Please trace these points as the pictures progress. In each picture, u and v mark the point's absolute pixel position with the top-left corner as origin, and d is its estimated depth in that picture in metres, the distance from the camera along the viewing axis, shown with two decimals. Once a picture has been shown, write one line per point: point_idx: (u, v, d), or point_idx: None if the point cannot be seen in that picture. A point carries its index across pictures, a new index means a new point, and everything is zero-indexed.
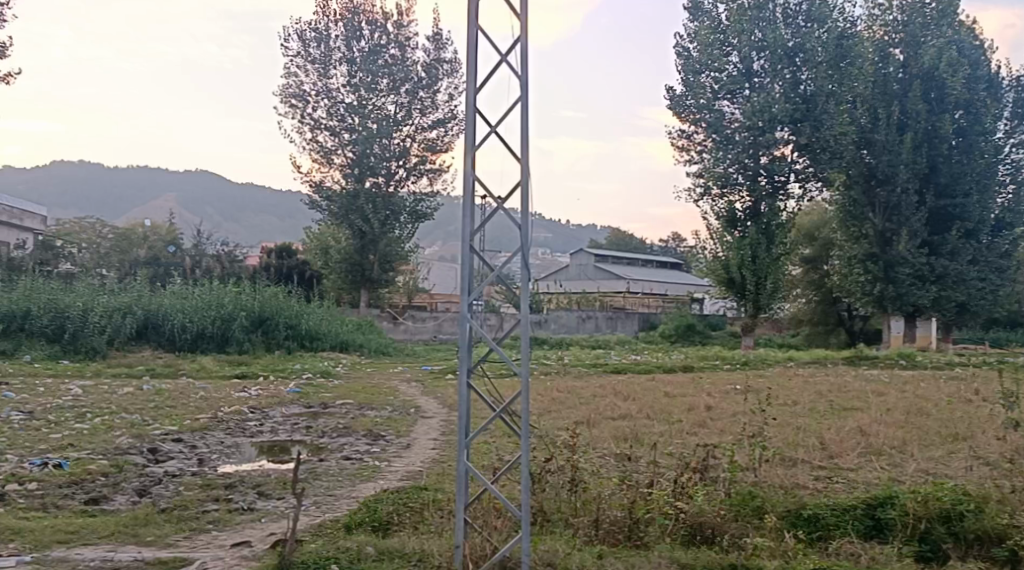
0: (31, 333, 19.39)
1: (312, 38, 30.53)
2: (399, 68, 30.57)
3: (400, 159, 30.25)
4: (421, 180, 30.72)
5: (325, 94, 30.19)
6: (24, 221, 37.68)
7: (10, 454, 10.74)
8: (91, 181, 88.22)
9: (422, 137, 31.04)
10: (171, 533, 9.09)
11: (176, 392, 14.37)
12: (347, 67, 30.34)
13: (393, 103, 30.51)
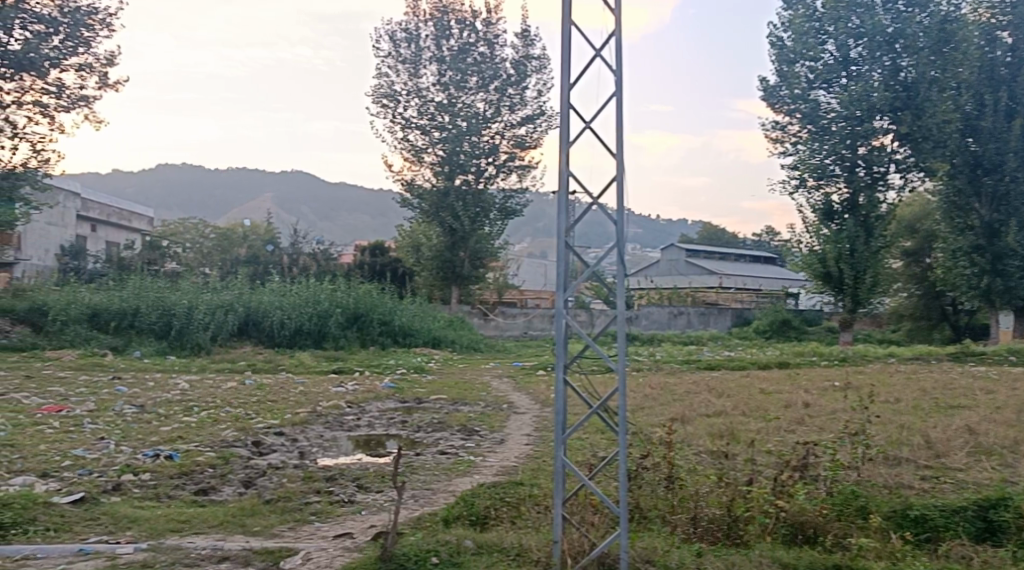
0: (141, 329, 20.35)
1: (403, 38, 30.93)
2: (488, 65, 30.76)
3: (489, 156, 30.38)
4: (510, 176, 30.91)
5: (415, 94, 30.56)
6: (132, 222, 39.30)
7: (124, 445, 11.22)
8: (190, 182, 91.39)
9: (512, 133, 31.04)
10: (276, 524, 9.36)
11: (276, 387, 14.78)
12: (437, 66, 30.65)
13: (481, 101, 30.65)
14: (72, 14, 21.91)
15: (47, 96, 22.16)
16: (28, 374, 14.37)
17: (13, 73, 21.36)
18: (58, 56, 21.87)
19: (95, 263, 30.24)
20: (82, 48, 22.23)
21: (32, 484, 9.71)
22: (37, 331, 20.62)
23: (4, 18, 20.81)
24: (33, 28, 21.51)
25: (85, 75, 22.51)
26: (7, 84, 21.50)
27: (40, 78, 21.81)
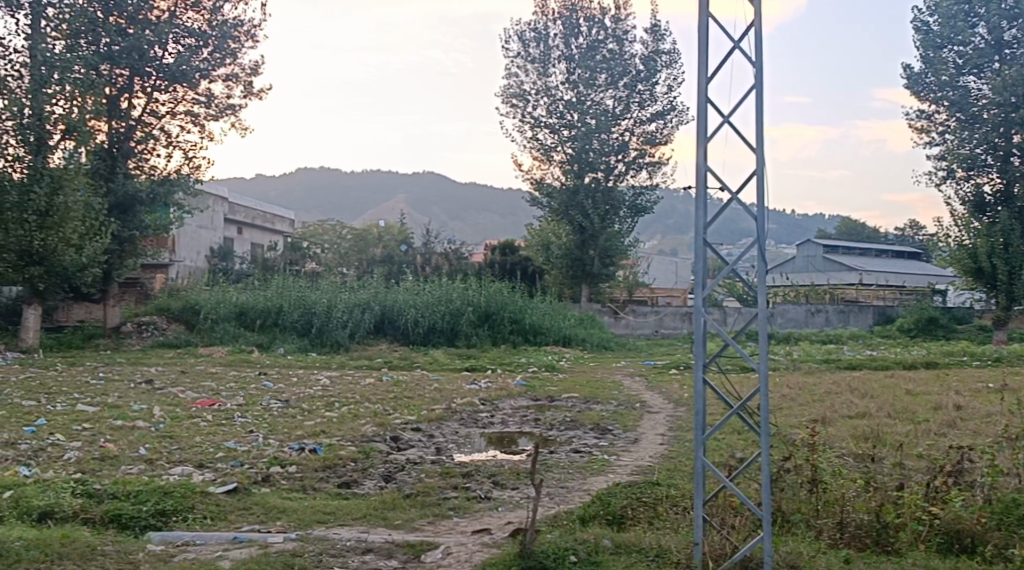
0: (284, 327, 21.33)
1: (531, 38, 31.20)
2: (617, 62, 30.49)
3: (620, 154, 30.20)
4: (640, 173, 30.57)
5: (544, 92, 30.75)
6: (274, 225, 41.09)
7: (272, 438, 11.70)
8: (326, 185, 94.82)
9: (643, 130, 30.62)
10: (417, 518, 9.56)
11: (413, 384, 15.12)
12: (566, 64, 30.74)
13: (611, 97, 30.51)
14: (220, 27, 23.13)
15: (198, 106, 23.38)
16: (185, 370, 15.20)
17: (168, 85, 22.55)
18: (207, 67, 23.04)
19: (240, 263, 31.83)
20: (229, 59, 23.41)
21: (190, 474, 10.22)
22: (189, 328, 21.87)
23: (159, 34, 21.96)
24: (184, 41, 22.67)
25: (232, 85, 23.62)
26: (162, 95, 22.75)
27: (191, 89, 22.99)
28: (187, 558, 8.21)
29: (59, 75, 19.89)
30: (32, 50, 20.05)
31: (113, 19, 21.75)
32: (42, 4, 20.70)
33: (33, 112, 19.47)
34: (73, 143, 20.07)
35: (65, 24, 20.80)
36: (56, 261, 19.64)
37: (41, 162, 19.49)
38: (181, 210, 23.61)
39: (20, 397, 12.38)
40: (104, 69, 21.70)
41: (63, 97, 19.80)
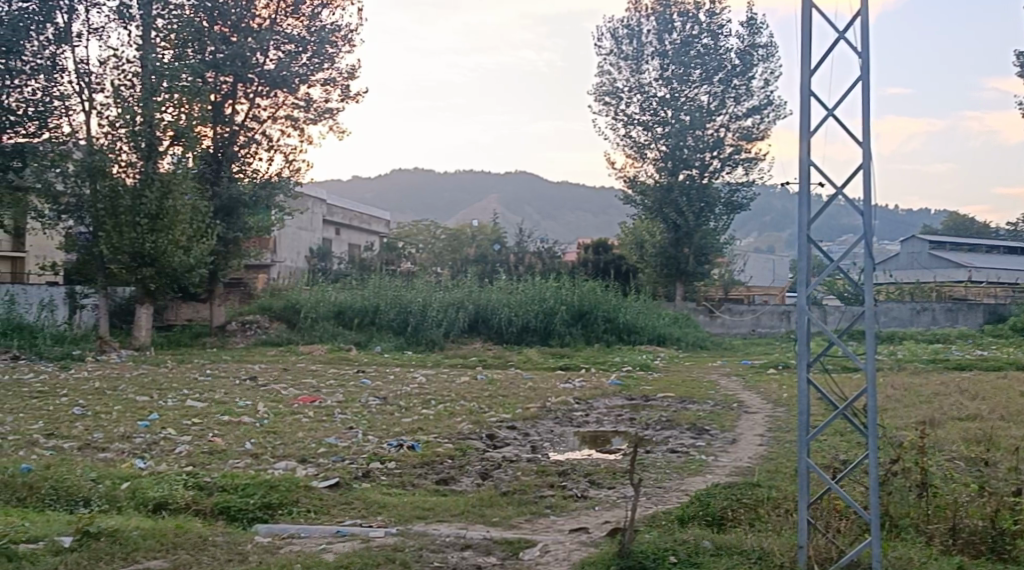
0: (381, 326, 21.87)
1: (624, 35, 30.99)
2: (712, 57, 30.10)
3: (715, 150, 29.77)
4: (736, 170, 30.06)
5: (637, 90, 30.55)
6: (370, 226, 41.93)
7: (371, 435, 11.92)
8: (416, 187, 96.25)
9: (738, 125, 30.10)
10: (514, 515, 9.60)
11: (507, 382, 15.21)
12: (659, 61, 30.38)
13: (706, 93, 30.06)
14: (318, 33, 23.54)
15: (298, 110, 23.95)
16: (287, 367, 15.62)
17: (269, 90, 23.25)
18: (306, 72, 23.54)
19: (338, 264, 32.62)
20: (327, 64, 23.86)
21: (293, 468, 10.50)
22: (290, 327, 22.54)
23: (260, 41, 22.68)
24: (284, 48, 23.30)
25: (330, 89, 24.15)
26: (264, 101, 23.45)
27: (291, 94, 23.65)
28: (293, 550, 8.42)
29: (167, 83, 20.61)
30: (143, 60, 20.91)
31: (217, 28, 22.67)
32: (152, 15, 21.38)
33: (145, 119, 20.37)
34: (180, 149, 20.90)
35: (173, 33, 21.48)
36: (166, 263, 20.37)
37: (152, 168, 20.48)
38: (281, 212, 24.27)
39: (134, 393, 12.93)
40: (209, 77, 22.49)
41: (172, 105, 20.67)
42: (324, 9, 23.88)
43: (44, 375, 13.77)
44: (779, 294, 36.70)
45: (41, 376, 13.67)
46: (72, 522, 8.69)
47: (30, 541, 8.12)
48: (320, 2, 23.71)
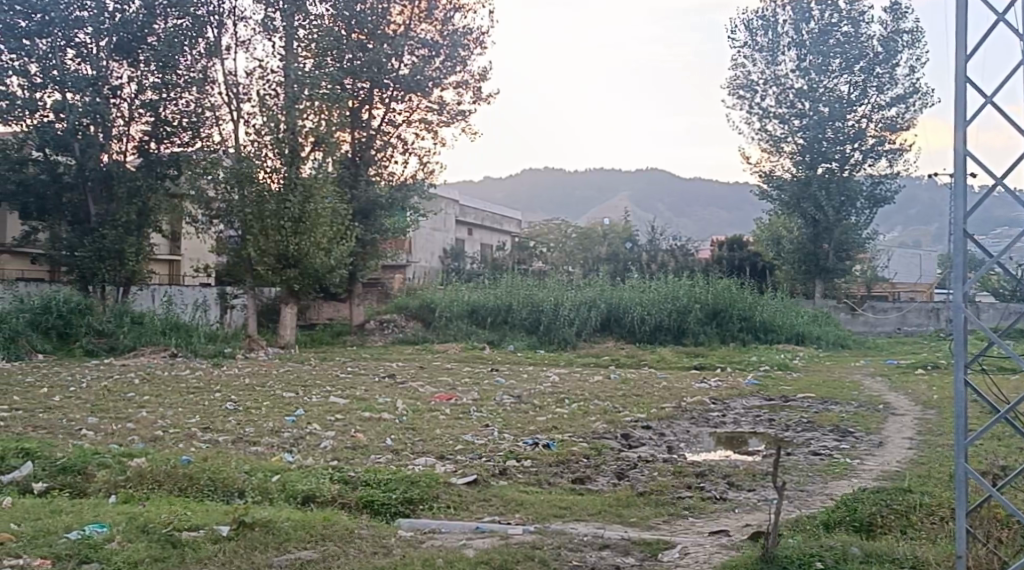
0: (514, 325, 22.13)
1: (759, 26, 30.32)
2: (853, 45, 28.76)
3: (856, 142, 28.68)
4: (879, 161, 28.98)
5: (773, 82, 29.88)
6: (502, 226, 42.55)
7: (507, 433, 12.03)
8: (542, 185, 96.88)
9: (881, 115, 28.87)
10: (652, 516, 9.51)
11: (641, 381, 15.09)
12: (796, 51, 29.55)
13: (845, 84, 28.88)
14: (451, 36, 24.11)
15: (431, 113, 24.42)
16: (423, 365, 15.99)
17: (403, 95, 23.78)
18: (439, 76, 24.00)
19: (471, 263, 33.16)
20: (458, 67, 24.25)
21: (433, 464, 10.72)
22: (426, 326, 23.12)
23: (396, 47, 23.23)
24: (418, 52, 23.80)
25: (462, 92, 24.57)
26: (399, 104, 24.01)
27: (424, 97, 24.07)
28: (434, 545, 8.59)
29: (308, 91, 21.50)
30: (286, 69, 22.01)
31: (355, 36, 23.25)
32: (294, 26, 22.50)
33: (288, 127, 21.28)
34: (321, 154, 21.71)
35: (314, 43, 22.62)
36: (308, 264, 21.19)
37: (295, 173, 21.25)
38: (417, 213, 24.92)
39: (281, 389, 13.48)
40: (348, 83, 23.27)
41: (314, 111, 21.52)
42: (456, 13, 24.34)
43: (199, 371, 14.55)
44: (926, 292, 34.96)
45: (196, 373, 14.45)
46: (228, 512, 9.11)
47: (191, 528, 8.52)
48: (452, 6, 24.20)
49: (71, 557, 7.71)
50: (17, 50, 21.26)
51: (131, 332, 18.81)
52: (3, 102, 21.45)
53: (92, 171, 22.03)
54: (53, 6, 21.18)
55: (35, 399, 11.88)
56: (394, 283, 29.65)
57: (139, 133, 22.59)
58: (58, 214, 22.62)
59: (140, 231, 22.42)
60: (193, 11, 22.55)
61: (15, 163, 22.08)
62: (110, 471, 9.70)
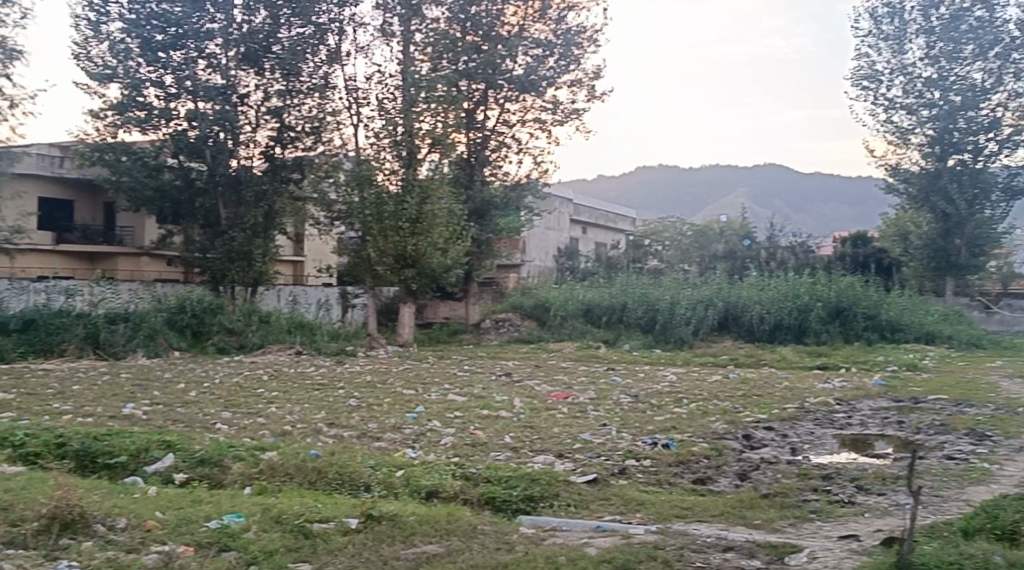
0: (629, 324, 22.27)
1: (885, 14, 28.78)
2: (988, 30, 27.43)
3: (992, 132, 27.36)
4: (1016, 151, 27.54)
5: (900, 71, 28.51)
6: (617, 224, 42.41)
7: (626, 433, 11.95)
8: (649, 183, 96.01)
9: (1019, 103, 27.50)
10: (777, 519, 9.29)
11: (761, 381, 14.81)
12: (925, 39, 28.08)
13: (979, 71, 27.59)
14: (565, 35, 24.11)
15: (545, 112, 24.44)
16: (539, 363, 16.11)
17: (517, 95, 23.96)
18: (553, 75, 24.04)
19: (586, 262, 33.21)
20: (573, 65, 24.24)
21: (552, 462, 10.75)
22: (541, 326, 23.56)
23: (510, 47, 23.38)
24: (532, 52, 23.91)
25: (576, 90, 24.53)
26: (512, 105, 24.20)
27: (538, 97, 24.19)
28: (556, 542, 8.59)
29: (425, 94, 21.97)
30: (403, 74, 22.49)
31: (470, 38, 23.57)
32: (410, 31, 23.02)
33: (406, 129, 21.72)
34: (437, 155, 22.02)
35: (429, 47, 22.98)
36: (425, 264, 21.52)
37: (412, 175, 21.70)
38: (531, 213, 25.14)
39: (402, 386, 13.79)
40: (463, 85, 23.62)
41: (430, 114, 21.87)
42: (569, 11, 24.25)
43: (324, 368, 15.03)
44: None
45: (321, 369, 14.93)
46: (356, 505, 9.35)
47: (322, 520, 8.77)
48: (565, 5, 24.16)
49: (211, 545, 8.03)
50: (154, 62, 22.49)
51: (259, 330, 19.60)
52: (141, 112, 22.60)
53: (222, 177, 23.10)
54: (187, 19, 22.37)
55: (175, 394, 12.48)
56: (510, 281, 30.26)
57: (264, 138, 23.33)
58: (191, 218, 23.66)
59: (266, 234, 23.25)
60: (315, 20, 23.49)
61: (152, 171, 23.12)
62: (244, 463, 10.07)
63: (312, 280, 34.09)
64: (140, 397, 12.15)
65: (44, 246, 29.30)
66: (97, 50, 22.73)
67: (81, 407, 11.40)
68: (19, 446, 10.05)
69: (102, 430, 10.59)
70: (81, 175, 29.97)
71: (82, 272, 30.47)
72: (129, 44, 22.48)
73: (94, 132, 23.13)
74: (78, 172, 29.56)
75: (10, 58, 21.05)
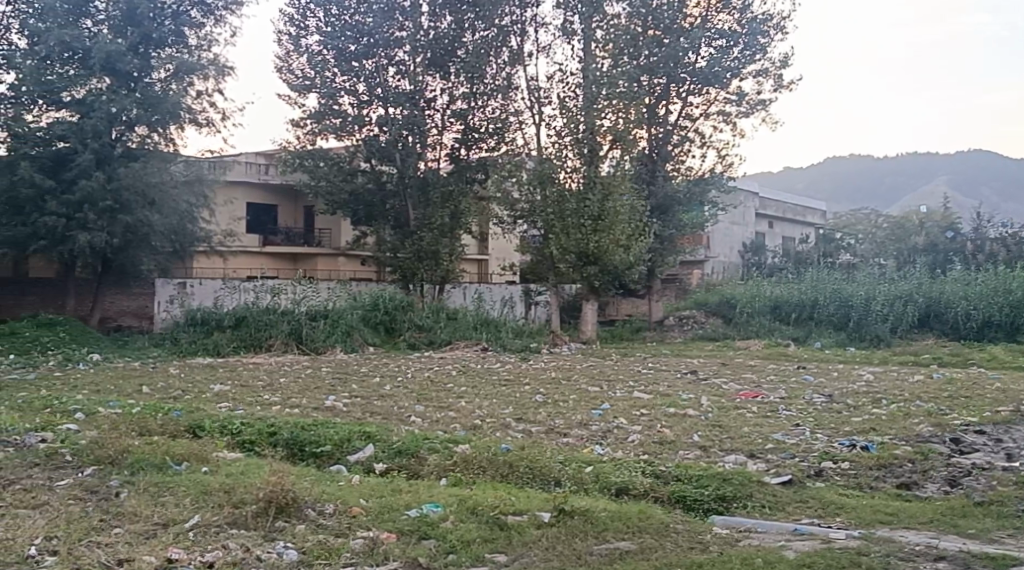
0: (820, 321, 21.59)
1: None
2: None
3: None
4: None
5: None
6: (807, 217, 40.91)
7: (820, 433, 11.51)
8: (831, 176, 91.94)
9: None
10: (994, 529, 8.60)
11: (970, 382, 13.88)
12: None
13: None
14: (749, 24, 23.53)
15: (729, 105, 23.99)
16: (725, 361, 15.73)
17: (701, 88, 23.65)
18: (738, 65, 23.43)
19: (772, 258, 32.40)
20: (758, 55, 23.64)
21: (744, 462, 10.47)
22: (726, 323, 23.16)
23: (692, 40, 22.98)
24: (715, 44, 23.41)
25: (762, 81, 23.89)
26: (696, 99, 23.91)
27: (722, 89, 23.77)
28: (752, 544, 8.28)
29: (606, 91, 21.84)
30: (585, 70, 22.70)
31: (651, 32, 23.32)
32: (591, 28, 23.18)
33: (586, 126, 21.99)
34: (618, 152, 22.07)
35: (610, 43, 22.78)
36: (608, 261, 21.53)
37: (594, 172, 21.94)
38: (714, 208, 24.81)
39: (587, 383, 13.84)
40: (644, 80, 23.45)
41: (612, 109, 21.83)
42: None
43: (509, 364, 15.30)
44: None
45: (506, 366, 15.21)
46: (547, 499, 9.43)
47: (516, 513, 8.90)
48: None
49: (412, 533, 8.28)
50: (348, 72, 23.60)
51: (447, 327, 20.21)
52: (336, 119, 23.85)
53: (411, 178, 24.22)
54: (378, 29, 23.39)
55: (371, 388, 13.04)
56: (693, 279, 29.83)
57: (450, 140, 24.49)
58: (383, 219, 24.74)
59: (453, 233, 23.94)
60: (497, 23, 23.80)
61: (347, 175, 24.27)
62: (439, 455, 10.39)
63: (493, 279, 34.78)
64: (340, 390, 12.75)
65: (251, 248, 31.40)
66: (298, 64, 24.18)
67: (288, 399, 12.12)
68: (237, 434, 10.78)
69: (309, 421, 11.22)
70: (283, 181, 32.23)
71: (285, 272, 32.37)
72: (326, 56, 23.79)
73: (296, 139, 24.60)
74: (281, 178, 31.87)
75: (222, 74, 22.71)
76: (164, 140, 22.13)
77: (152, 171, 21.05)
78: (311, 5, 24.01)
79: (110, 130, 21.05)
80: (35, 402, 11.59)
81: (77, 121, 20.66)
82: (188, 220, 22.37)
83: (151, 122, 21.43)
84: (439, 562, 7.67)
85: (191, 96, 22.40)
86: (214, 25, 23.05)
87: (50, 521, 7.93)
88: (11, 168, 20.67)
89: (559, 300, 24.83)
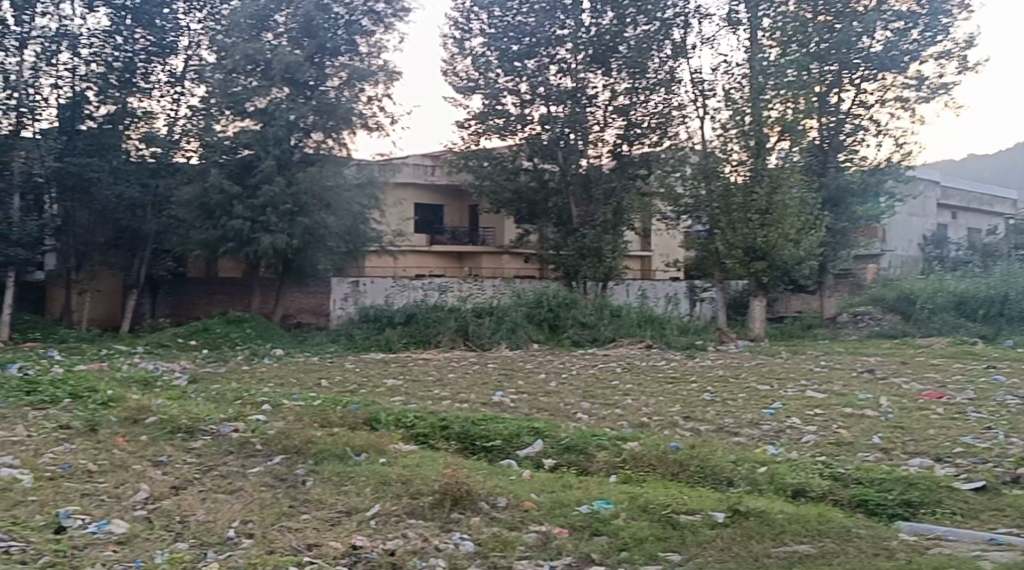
0: (1012, 319, 20.31)
1: None
2: None
3: None
4: None
5: None
6: (995, 207, 38.20)
7: (1015, 437, 10.73)
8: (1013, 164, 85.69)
9: None
10: None
11: None
12: None
13: None
14: (931, 4, 22.51)
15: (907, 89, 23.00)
16: (904, 360, 14.92)
17: (877, 73, 22.90)
18: (918, 48, 22.58)
19: (957, 250, 30.64)
20: (941, 36, 22.57)
21: (931, 466, 9.90)
22: (907, 319, 22.03)
23: (867, 23, 22.07)
24: (893, 26, 22.46)
25: (945, 63, 22.58)
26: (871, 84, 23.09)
27: (900, 73, 22.93)
28: (943, 552, 7.79)
29: (773, 81, 21.34)
30: (752, 61, 21.92)
31: (822, 17, 22.43)
32: (759, 17, 22.28)
33: (755, 117, 21.38)
34: (788, 143, 21.27)
35: (779, 32, 21.95)
36: (777, 256, 20.92)
37: (762, 164, 21.30)
38: (892, 199, 23.62)
39: (757, 381, 13.48)
40: (816, 68, 22.52)
41: (780, 100, 21.27)
42: None
43: (675, 362, 15.08)
44: None
45: (673, 363, 14.99)
46: (721, 499, 9.22)
47: (689, 512, 8.74)
48: None
49: (584, 529, 8.29)
50: (511, 72, 24.04)
51: (611, 324, 20.15)
52: (499, 120, 24.26)
53: (574, 176, 24.41)
54: (540, 28, 23.72)
55: (536, 384, 13.18)
56: (867, 274, 28.57)
57: (612, 136, 24.28)
58: (546, 216, 24.95)
59: (616, 230, 23.83)
60: (661, 16, 23.54)
61: (511, 173, 24.73)
62: (608, 452, 10.35)
63: (649, 276, 34.43)
64: (507, 386, 12.98)
65: (420, 247, 32.54)
66: (462, 66, 24.85)
67: (457, 394, 12.41)
68: (410, 427, 11.14)
69: (479, 415, 11.46)
70: (449, 181, 33.03)
71: (452, 270, 33.26)
72: (490, 56, 24.29)
73: (461, 141, 25.21)
74: (446, 178, 32.66)
75: (391, 79, 23.53)
76: (337, 145, 23.13)
77: (328, 175, 22.09)
78: (475, 8, 24.63)
79: (289, 137, 22.24)
80: (227, 394, 12.37)
81: (260, 129, 22.00)
82: (361, 221, 23.32)
83: (327, 128, 22.70)
84: (612, 559, 7.62)
85: (363, 102, 23.22)
86: (383, 32, 23.63)
87: (246, 506, 8.41)
88: (202, 176, 22.18)
89: (726, 295, 24.50)
